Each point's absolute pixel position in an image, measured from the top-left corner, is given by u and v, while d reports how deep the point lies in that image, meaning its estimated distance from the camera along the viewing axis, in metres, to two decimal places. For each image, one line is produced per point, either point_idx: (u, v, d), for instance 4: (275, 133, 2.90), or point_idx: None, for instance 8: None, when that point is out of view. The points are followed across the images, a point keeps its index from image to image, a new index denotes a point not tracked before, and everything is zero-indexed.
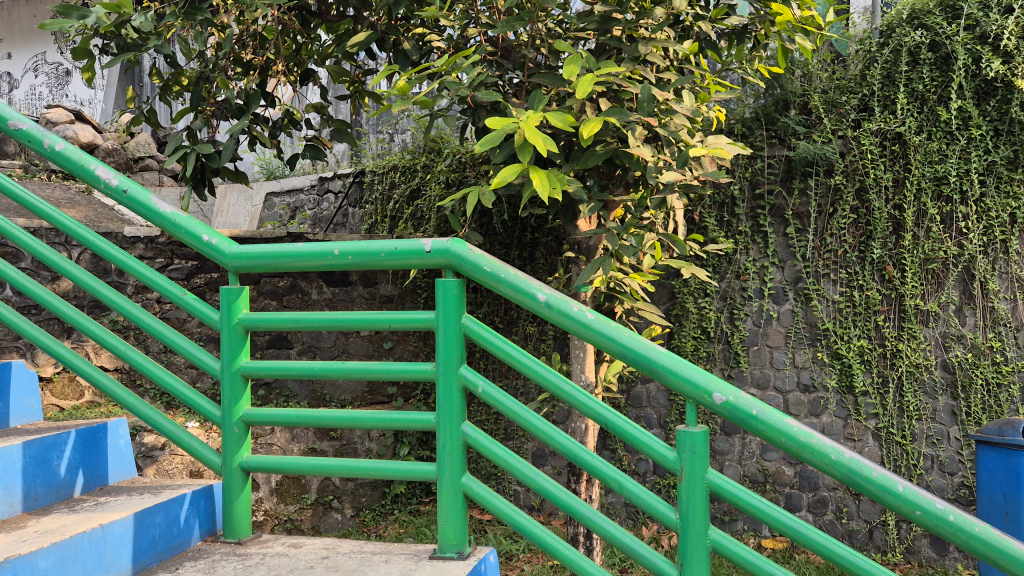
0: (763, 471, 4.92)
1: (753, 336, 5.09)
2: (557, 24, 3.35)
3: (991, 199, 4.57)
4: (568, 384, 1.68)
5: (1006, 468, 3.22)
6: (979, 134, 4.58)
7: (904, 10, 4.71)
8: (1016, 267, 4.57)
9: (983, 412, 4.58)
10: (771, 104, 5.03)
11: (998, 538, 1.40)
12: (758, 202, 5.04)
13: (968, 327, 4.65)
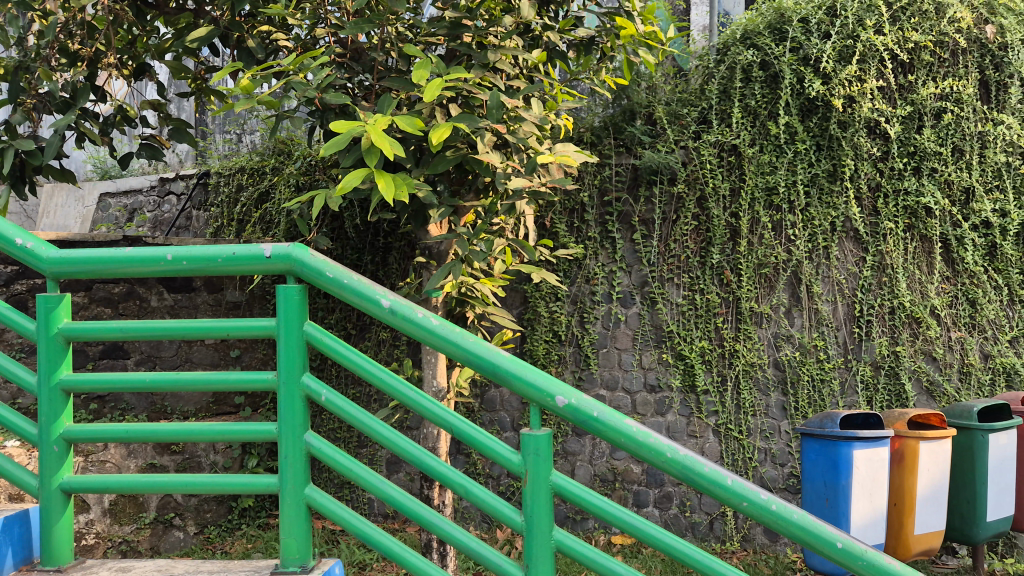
0: (613, 470, 5.07)
1: (602, 338, 5.20)
2: (407, 28, 3.33)
3: (815, 209, 4.98)
4: (413, 391, 1.66)
5: (827, 458, 3.38)
6: (804, 148, 4.98)
7: (737, 30, 5.08)
8: (836, 272, 4.98)
9: (809, 406, 4.91)
10: (619, 114, 5.23)
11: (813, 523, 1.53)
12: (606, 209, 5.20)
13: (796, 327, 5.00)
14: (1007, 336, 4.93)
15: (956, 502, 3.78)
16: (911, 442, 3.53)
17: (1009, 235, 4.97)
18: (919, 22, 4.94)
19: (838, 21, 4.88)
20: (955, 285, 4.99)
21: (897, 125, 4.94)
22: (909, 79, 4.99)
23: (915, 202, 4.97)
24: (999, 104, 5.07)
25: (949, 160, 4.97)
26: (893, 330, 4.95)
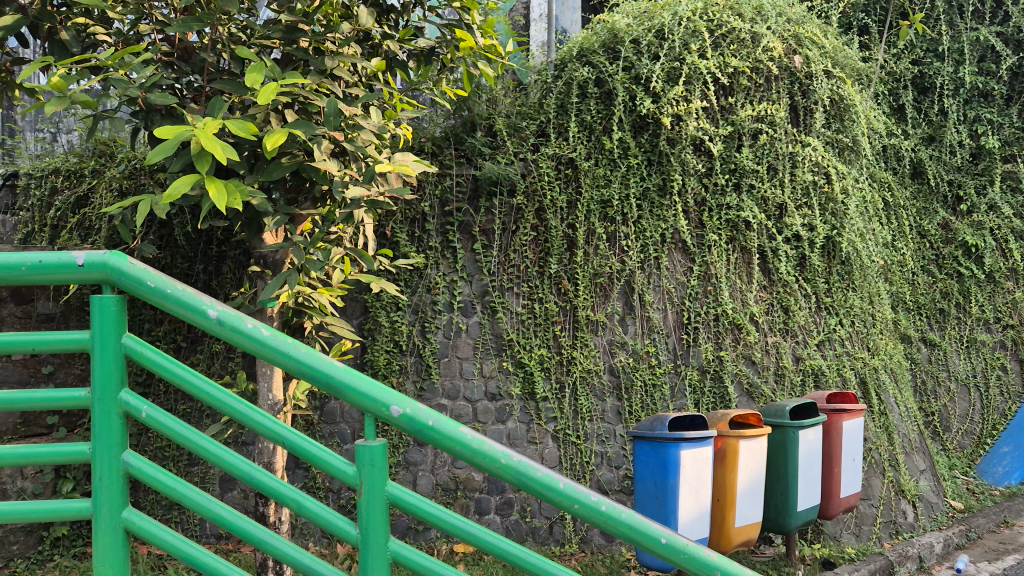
0: (454, 478, 5.11)
1: (443, 348, 5.18)
2: (239, 29, 3.21)
3: (646, 221, 5.23)
4: (243, 404, 1.59)
5: (657, 458, 3.55)
6: (636, 163, 5.25)
7: (574, 47, 5.38)
8: (666, 281, 5.24)
9: (642, 410, 5.09)
10: (459, 125, 5.35)
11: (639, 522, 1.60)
12: (447, 219, 5.23)
13: (629, 334, 5.20)
14: (815, 339, 5.44)
15: (771, 495, 4.07)
16: (732, 441, 3.75)
17: (816, 248, 5.57)
18: (737, 49, 5.33)
19: (666, 44, 5.20)
20: (771, 294, 5.42)
21: (720, 144, 5.27)
22: (730, 101, 5.35)
23: (735, 216, 5.34)
24: (805, 127, 5.66)
25: (765, 177, 5.40)
26: (718, 336, 5.24)
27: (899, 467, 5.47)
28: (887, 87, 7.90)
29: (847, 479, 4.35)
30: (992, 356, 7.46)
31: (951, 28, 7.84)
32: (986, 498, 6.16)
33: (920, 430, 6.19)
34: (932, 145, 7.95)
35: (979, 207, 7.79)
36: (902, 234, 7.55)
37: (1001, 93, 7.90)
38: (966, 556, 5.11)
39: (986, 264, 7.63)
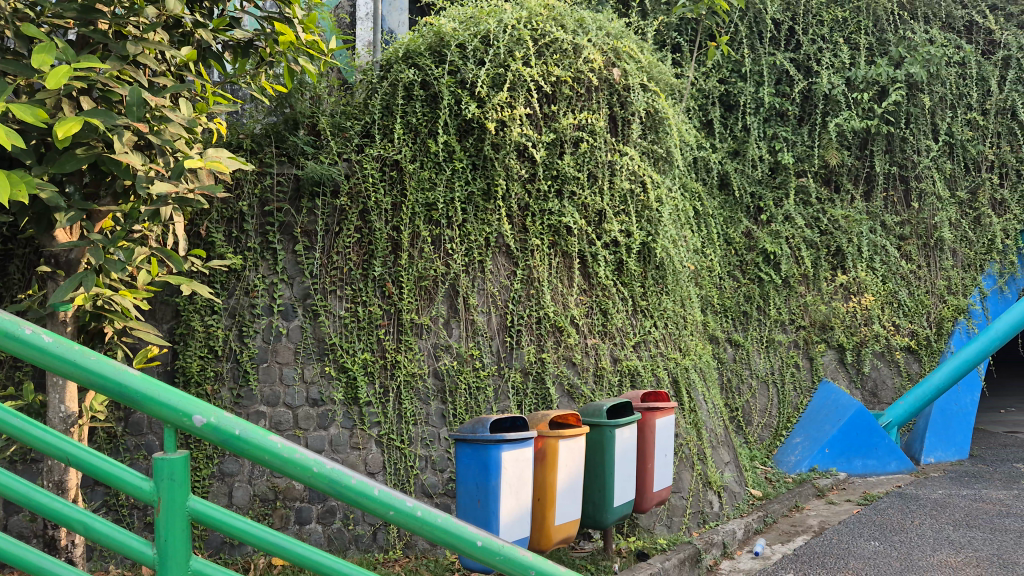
0: (273, 488, 4.90)
1: (262, 353, 4.96)
2: (27, 5, 2.92)
3: (471, 225, 5.27)
4: (20, 419, 1.41)
5: (478, 461, 3.56)
6: (461, 167, 5.28)
7: (400, 49, 5.34)
8: (490, 284, 5.30)
9: (466, 412, 5.08)
10: (281, 123, 5.17)
11: (455, 525, 1.62)
12: (267, 219, 5.03)
13: (453, 337, 5.19)
14: (631, 341, 5.72)
15: (589, 492, 4.21)
16: (551, 441, 3.84)
17: (632, 253, 5.87)
18: (559, 59, 5.51)
19: (491, 50, 5.27)
20: (590, 297, 5.63)
21: (542, 150, 5.42)
22: (552, 109, 5.51)
23: (557, 221, 5.50)
24: (623, 137, 5.95)
25: (585, 184, 5.61)
26: (540, 338, 5.34)
27: (706, 460, 5.83)
28: (698, 103, 8.43)
29: (659, 474, 4.56)
30: (788, 354, 8.08)
31: (752, 51, 8.62)
32: (781, 485, 6.69)
33: (725, 425, 6.64)
34: (737, 159, 8.56)
35: (777, 217, 8.48)
36: (710, 241, 8.09)
37: (795, 114, 8.68)
38: (763, 539, 5.52)
39: (782, 269, 8.31)
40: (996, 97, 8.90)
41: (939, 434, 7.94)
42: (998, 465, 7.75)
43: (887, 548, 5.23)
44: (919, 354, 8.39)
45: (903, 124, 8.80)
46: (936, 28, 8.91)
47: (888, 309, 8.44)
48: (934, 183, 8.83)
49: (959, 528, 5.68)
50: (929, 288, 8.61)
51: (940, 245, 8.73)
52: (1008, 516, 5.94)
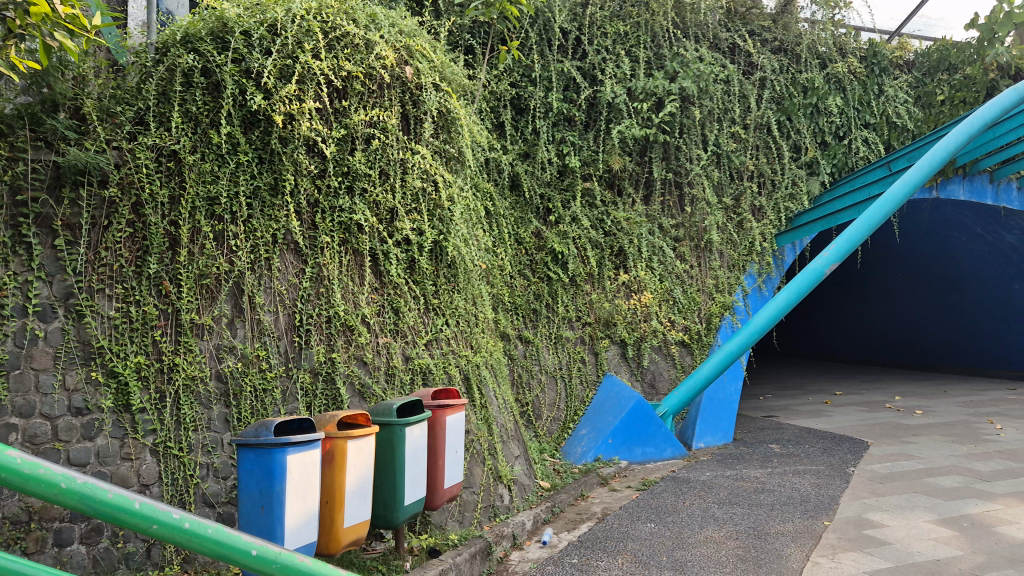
0: (27, 509, 4.41)
1: (14, 358, 4.45)
2: None
3: (257, 220, 5.03)
4: None
5: (262, 466, 3.41)
6: (246, 160, 5.04)
7: (177, 32, 5.04)
8: (278, 282, 5.07)
9: (252, 416, 4.83)
10: (37, 103, 4.70)
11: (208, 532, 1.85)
12: (20, 209, 4.52)
13: (238, 338, 4.92)
14: (423, 339, 5.73)
15: (379, 492, 4.16)
16: (340, 442, 3.75)
17: (423, 252, 5.90)
18: (350, 54, 5.42)
19: (278, 40, 5.10)
20: (382, 296, 5.58)
21: (332, 146, 5.31)
22: (343, 105, 5.41)
23: (347, 219, 5.40)
24: (415, 135, 5.98)
25: (376, 182, 5.56)
26: (329, 338, 5.19)
27: (497, 455, 5.96)
28: (490, 105, 8.58)
29: (450, 470, 4.60)
30: (574, 350, 8.43)
31: (542, 58, 8.90)
32: (567, 476, 6.97)
33: (515, 420, 6.82)
34: (527, 161, 8.79)
35: (564, 218, 8.81)
36: (501, 241, 8.24)
37: (580, 119, 9.10)
38: (551, 529, 5.73)
39: (569, 268, 8.67)
40: (754, 113, 9.97)
41: (708, 421, 8.63)
42: (756, 446, 8.57)
43: (660, 529, 5.62)
44: (691, 348, 9.12)
45: (677, 134, 9.48)
46: (705, 48, 9.75)
47: (664, 306, 9.08)
48: (704, 190, 9.61)
49: (722, 505, 6.21)
50: (699, 286, 9.36)
51: (709, 247, 9.54)
52: (763, 492, 6.57)
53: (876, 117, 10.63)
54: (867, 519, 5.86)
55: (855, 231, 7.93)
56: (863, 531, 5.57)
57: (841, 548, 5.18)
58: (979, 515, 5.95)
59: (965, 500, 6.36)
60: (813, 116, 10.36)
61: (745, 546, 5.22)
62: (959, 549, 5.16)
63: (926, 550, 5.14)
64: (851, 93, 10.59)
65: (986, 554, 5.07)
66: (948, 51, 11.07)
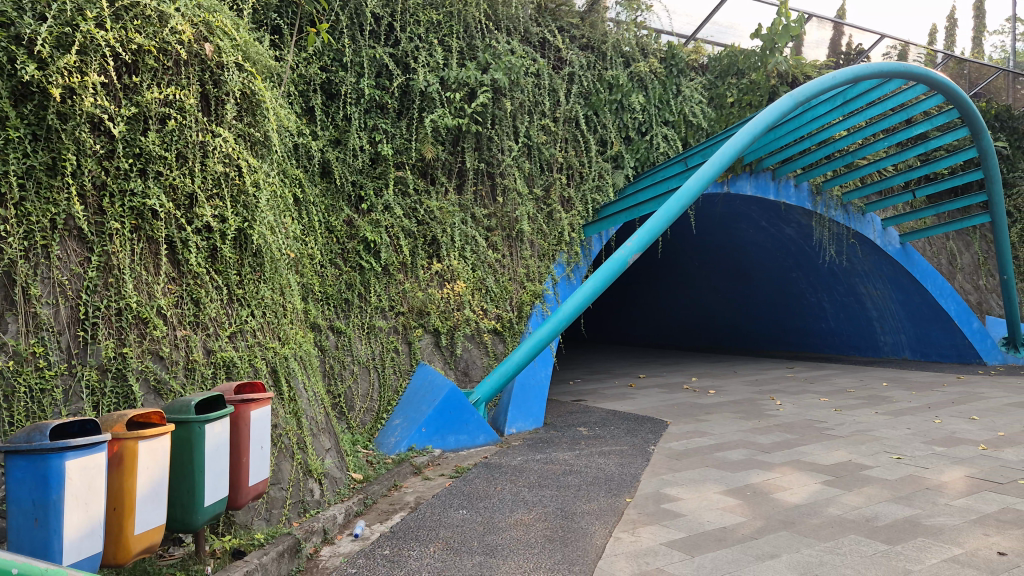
0: None
1: None
2: None
3: (31, 203, 4.57)
4: None
5: (35, 474, 3.11)
6: (17, 136, 4.56)
7: None
8: (58, 272, 4.64)
9: (26, 419, 4.33)
10: None
11: None
12: None
13: (10, 333, 4.42)
14: (227, 331, 5.47)
15: (176, 494, 3.91)
16: (130, 442, 3.49)
17: (227, 239, 5.63)
18: (142, 26, 5.09)
19: (54, 5, 4.68)
20: (179, 286, 5.24)
21: (122, 124, 4.92)
22: (133, 80, 5.06)
23: (140, 204, 5.02)
24: (216, 117, 5.71)
25: (173, 164, 5.22)
26: (120, 332, 4.79)
27: (306, 448, 5.77)
28: (298, 89, 8.28)
29: (255, 466, 4.43)
30: (387, 339, 8.32)
31: (353, 43, 8.72)
32: (380, 467, 6.89)
33: (326, 412, 6.64)
34: (338, 147, 8.54)
35: (376, 207, 8.64)
36: (311, 229, 7.90)
37: (393, 107, 8.99)
38: (363, 521, 5.65)
39: (382, 258, 8.54)
40: (563, 107, 10.27)
41: (520, 407, 8.85)
42: (565, 429, 8.89)
43: (472, 515, 5.69)
44: (503, 336, 9.35)
45: (489, 125, 9.61)
46: (516, 40, 9.92)
47: (477, 295, 9.21)
48: (515, 180, 9.80)
49: (531, 488, 6.39)
50: (511, 275, 9.58)
51: (520, 237, 9.77)
52: (569, 474, 6.83)
53: (674, 116, 11.31)
54: (664, 493, 6.24)
55: (655, 223, 8.38)
56: (660, 505, 5.93)
57: (640, 523, 5.48)
58: (760, 483, 6.51)
59: (749, 471, 6.93)
60: (618, 112, 10.84)
61: (553, 527, 5.40)
62: (743, 515, 5.62)
63: (714, 518, 5.56)
64: (651, 92, 11.17)
65: (765, 519, 5.56)
66: (736, 56, 11.99)
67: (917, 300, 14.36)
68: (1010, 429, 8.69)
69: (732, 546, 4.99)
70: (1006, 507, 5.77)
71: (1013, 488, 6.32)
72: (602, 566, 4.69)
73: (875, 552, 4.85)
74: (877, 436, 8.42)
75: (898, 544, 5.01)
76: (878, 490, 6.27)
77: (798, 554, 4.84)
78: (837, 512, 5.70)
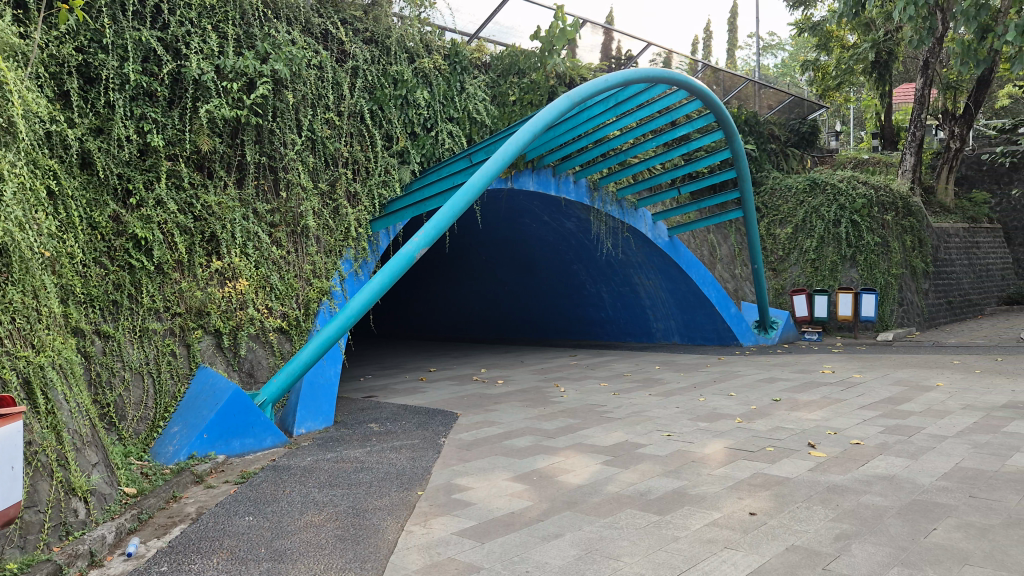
0: None
1: None
2: None
3: None
4: None
5: None
6: None
7: None
8: None
9: None
10: None
11: None
12: None
13: None
14: None
15: None
16: None
17: None
18: None
19: None
20: None
21: None
22: None
23: None
24: None
25: None
26: None
27: (68, 465, 5.30)
28: (50, 71, 7.56)
29: (5, 489, 4.03)
30: (163, 342, 7.80)
31: (113, 23, 8.10)
32: (157, 479, 6.48)
33: (92, 424, 6.12)
34: (100, 136, 7.89)
35: (147, 201, 8.05)
36: (69, 226, 7.21)
37: (163, 95, 8.43)
38: (137, 538, 5.27)
39: (154, 256, 7.97)
40: (348, 101, 10.11)
41: (308, 406, 8.64)
42: (356, 427, 8.80)
43: (259, 521, 5.50)
44: (290, 334, 9.14)
45: (270, 117, 9.25)
46: (297, 31, 9.64)
47: (260, 293, 8.88)
48: (298, 174, 9.52)
49: (322, 488, 6.28)
50: (296, 272, 9.34)
51: (305, 233, 9.52)
52: (361, 471, 6.78)
53: (458, 113, 11.52)
54: (455, 484, 6.36)
55: (442, 218, 8.45)
56: (451, 495, 6.04)
57: (433, 514, 5.56)
58: (545, 468, 6.81)
59: (535, 457, 7.22)
60: (403, 107, 10.86)
61: (345, 526, 5.35)
62: (530, 500, 5.86)
63: (503, 505, 5.75)
64: (436, 88, 11.27)
65: (550, 501, 5.84)
66: (517, 57, 12.41)
67: (684, 288, 15.59)
68: (761, 402, 9.70)
69: (520, 529, 5.19)
70: (757, 473, 6.45)
71: (763, 455, 7.07)
72: (394, 561, 4.71)
73: (648, 523, 5.25)
74: (650, 416, 9.09)
75: (668, 514, 5.46)
76: (651, 466, 6.78)
77: (580, 532, 5.13)
78: (614, 490, 6.09)
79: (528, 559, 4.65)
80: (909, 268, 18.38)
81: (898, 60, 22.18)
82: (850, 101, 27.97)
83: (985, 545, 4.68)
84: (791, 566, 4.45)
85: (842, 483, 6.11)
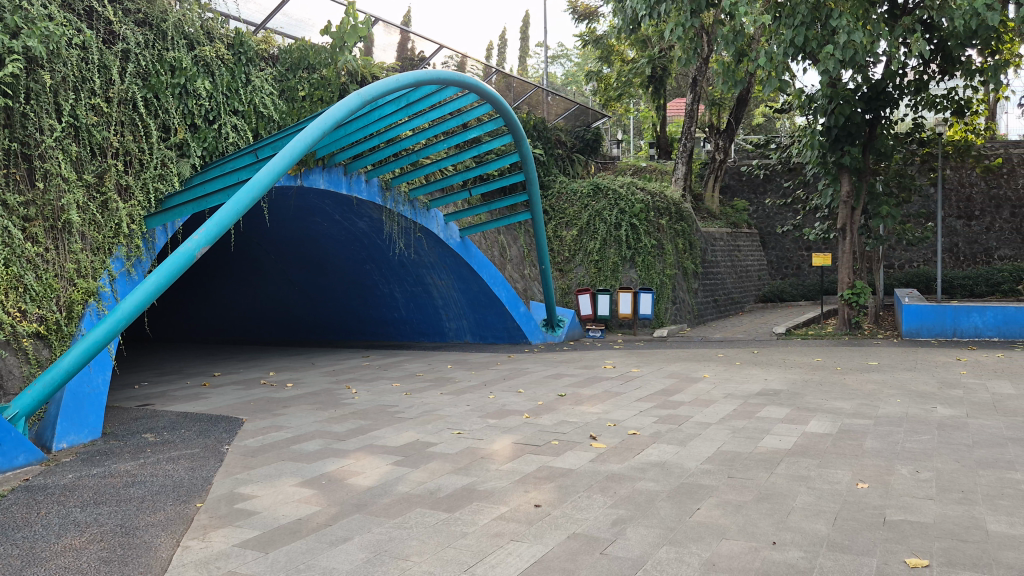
0: None
1: None
2: None
3: None
4: None
5: None
6: None
7: None
8: None
9: None
10: None
11: None
12: None
13: None
14: None
15: None
16: None
17: None
18: None
19: None
20: None
21: None
22: None
23: None
24: None
25: None
26: None
27: None
28: None
29: None
30: None
31: None
32: None
33: None
34: None
35: None
36: None
37: None
38: None
39: None
40: (117, 87, 9.37)
41: (71, 418, 7.91)
42: (127, 438, 8.17)
43: (8, 549, 4.96)
44: (49, 340, 8.31)
45: (22, 99, 8.37)
46: (55, 5, 8.79)
47: (12, 294, 8.01)
48: (59, 164, 8.68)
49: (85, 508, 5.77)
50: (57, 271, 8.50)
51: (67, 228, 8.70)
52: (132, 486, 6.31)
53: (243, 105, 11.03)
54: (238, 493, 6.09)
55: (224, 215, 8.01)
56: (233, 505, 5.77)
57: (212, 527, 5.28)
58: (334, 471, 6.68)
59: (324, 460, 7.07)
60: (182, 97, 10.25)
61: (111, 547, 4.95)
62: (318, 505, 5.72)
63: (289, 512, 5.57)
64: (218, 78, 10.72)
65: (339, 505, 5.73)
66: (307, 51, 12.06)
67: (475, 288, 15.85)
68: (547, 398, 10.09)
69: (306, 536, 5.06)
70: (542, 466, 6.70)
71: (548, 449, 7.35)
72: None
73: (437, 521, 5.30)
74: (441, 415, 9.18)
75: (456, 511, 5.54)
76: (441, 465, 6.84)
77: (369, 534, 5.09)
78: (404, 489, 6.09)
79: (314, 566, 4.54)
80: (681, 269, 19.85)
81: (671, 77, 24.03)
82: (629, 111, 29.88)
83: (740, 519, 5.16)
84: (571, 553, 4.66)
85: (619, 471, 6.49)
